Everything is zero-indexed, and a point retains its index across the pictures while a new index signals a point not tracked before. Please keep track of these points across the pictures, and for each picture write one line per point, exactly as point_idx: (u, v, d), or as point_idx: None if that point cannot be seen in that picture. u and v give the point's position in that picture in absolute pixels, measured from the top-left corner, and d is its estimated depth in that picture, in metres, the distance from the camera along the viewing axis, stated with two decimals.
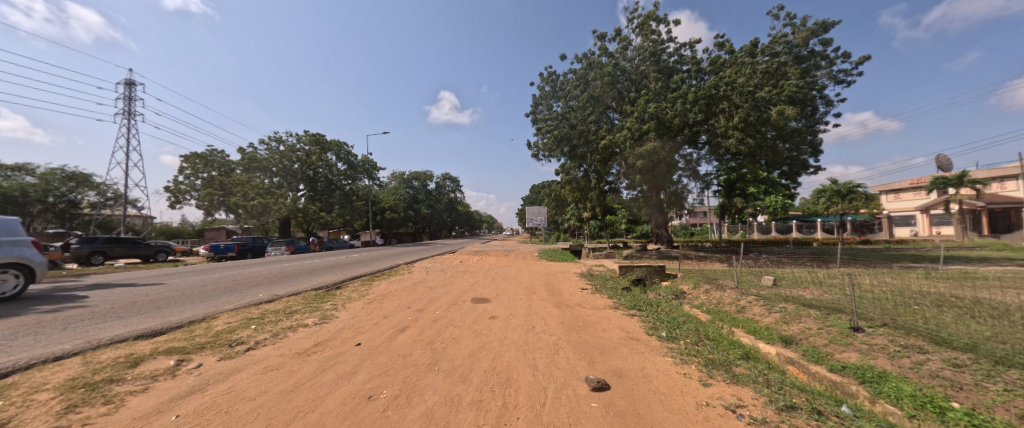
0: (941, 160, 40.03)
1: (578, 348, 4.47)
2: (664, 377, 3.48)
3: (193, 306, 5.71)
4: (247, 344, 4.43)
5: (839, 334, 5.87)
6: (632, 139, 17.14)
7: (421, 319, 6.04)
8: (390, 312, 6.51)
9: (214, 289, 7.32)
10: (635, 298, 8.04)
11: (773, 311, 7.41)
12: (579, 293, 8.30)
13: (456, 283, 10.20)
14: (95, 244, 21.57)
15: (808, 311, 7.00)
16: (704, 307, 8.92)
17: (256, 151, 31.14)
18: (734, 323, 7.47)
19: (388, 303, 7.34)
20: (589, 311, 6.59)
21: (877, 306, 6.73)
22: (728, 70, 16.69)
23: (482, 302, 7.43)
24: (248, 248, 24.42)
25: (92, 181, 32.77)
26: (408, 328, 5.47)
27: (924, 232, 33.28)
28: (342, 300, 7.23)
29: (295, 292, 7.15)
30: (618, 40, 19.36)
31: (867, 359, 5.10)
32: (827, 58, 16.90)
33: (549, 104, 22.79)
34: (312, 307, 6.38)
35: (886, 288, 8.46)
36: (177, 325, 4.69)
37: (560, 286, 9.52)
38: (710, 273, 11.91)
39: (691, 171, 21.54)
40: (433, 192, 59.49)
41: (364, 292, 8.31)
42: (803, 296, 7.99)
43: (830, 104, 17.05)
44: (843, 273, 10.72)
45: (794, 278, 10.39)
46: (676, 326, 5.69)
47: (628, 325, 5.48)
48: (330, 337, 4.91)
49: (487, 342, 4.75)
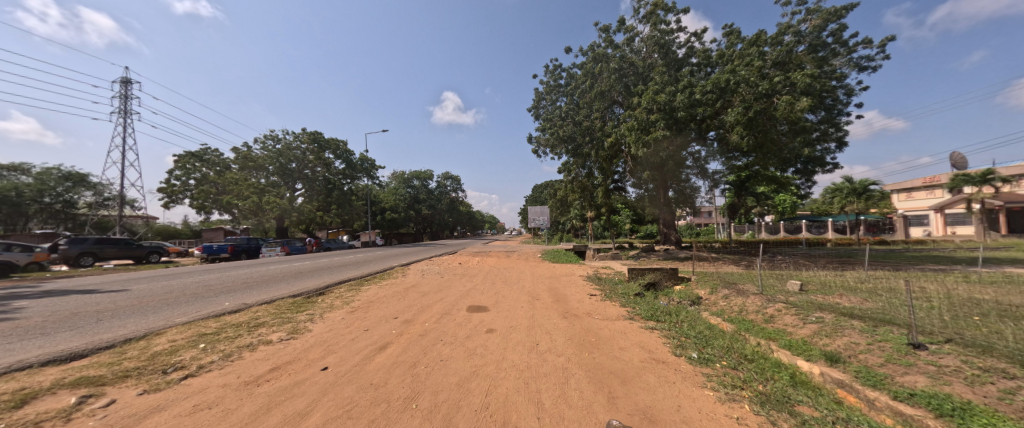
0: (956, 159, 38.81)
1: (592, 375, 3.63)
2: (710, 423, 2.66)
3: (142, 319, 4.92)
4: (185, 370, 3.60)
5: (896, 352, 5.02)
6: (639, 132, 16.20)
7: (406, 333, 5.19)
8: (372, 324, 5.68)
9: (177, 296, 6.53)
10: (651, 306, 7.15)
11: (808, 322, 6.54)
12: (588, 300, 7.46)
13: (452, 287, 9.39)
14: (85, 245, 20.92)
15: (851, 323, 6.13)
16: (726, 315, 8.08)
17: (252, 149, 30.43)
18: (763, 335, 6.59)
19: (373, 312, 6.52)
20: (599, 322, 5.74)
21: (934, 317, 5.82)
22: (741, 60, 15.70)
23: (479, 311, 6.59)
24: (242, 250, 23.76)
25: (88, 181, 32.10)
26: (390, 345, 4.64)
27: (938, 233, 32.15)
28: (321, 309, 6.41)
29: (267, 300, 6.34)
30: (624, 30, 18.53)
31: (939, 384, 4.23)
32: (847, 44, 15.78)
33: (552, 99, 21.90)
34: (283, 318, 5.57)
35: (934, 294, 7.48)
36: (107, 345, 3.88)
37: (566, 291, 8.66)
38: (728, 277, 10.96)
39: (700, 169, 20.57)
40: (434, 192, 58.75)
41: (348, 298, 7.50)
42: (840, 304, 7.12)
43: (851, 94, 16.02)
44: (877, 278, 9.76)
45: (822, 283, 9.48)
46: (707, 343, 4.83)
47: (649, 342, 4.65)
48: (295, 358, 4.08)
49: (480, 366, 3.90)
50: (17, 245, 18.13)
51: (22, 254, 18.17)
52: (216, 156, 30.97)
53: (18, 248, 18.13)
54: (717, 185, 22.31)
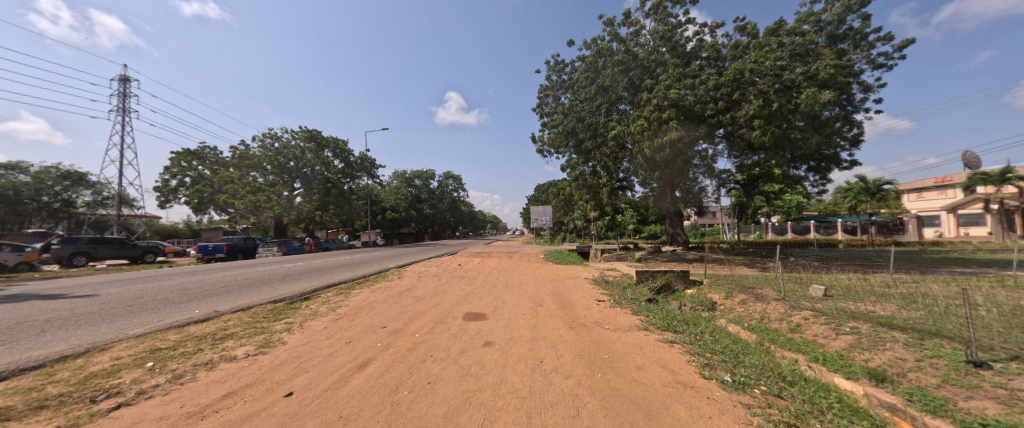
0: (969, 157, 37.88)
1: (607, 405, 3.00)
2: None
3: (95, 329, 4.35)
4: (120, 397, 3.01)
5: (953, 371, 4.36)
6: (648, 130, 15.47)
7: (392, 347, 4.58)
8: (356, 335, 5.09)
9: (146, 302, 5.94)
10: (667, 314, 6.50)
11: (841, 333, 5.90)
12: (596, 307, 6.83)
13: (450, 291, 8.79)
14: (78, 245, 20.43)
15: (892, 335, 5.49)
16: (745, 323, 7.42)
17: (249, 147, 29.93)
18: (792, 347, 5.91)
19: (360, 321, 5.91)
20: (611, 334, 5.12)
21: (991, 331, 5.13)
22: (755, 52, 14.93)
23: (477, 319, 5.99)
24: (238, 249, 23.19)
25: (87, 180, 31.67)
26: (371, 362, 4.02)
27: (951, 233, 31.31)
28: (302, 317, 5.82)
29: (243, 307, 5.75)
30: (631, 24, 17.89)
31: (1016, 412, 3.53)
32: (867, 38, 14.97)
33: (555, 96, 21.26)
34: (257, 328, 4.98)
35: (977, 302, 6.77)
36: (33, 365, 3.28)
37: (571, 296, 8.02)
38: (743, 281, 10.28)
39: (707, 168, 19.81)
40: (436, 191, 58.13)
41: (335, 304, 6.90)
42: (873, 312, 6.45)
43: (869, 91, 15.11)
44: (906, 283, 9.10)
45: (846, 287, 8.80)
46: (736, 360, 4.21)
47: (671, 359, 4.01)
48: (257, 380, 3.48)
49: (473, 392, 3.27)
50: (6, 245, 17.74)
51: (11, 254, 17.73)
52: (214, 155, 30.63)
53: (8, 247, 17.70)
54: (724, 184, 21.55)
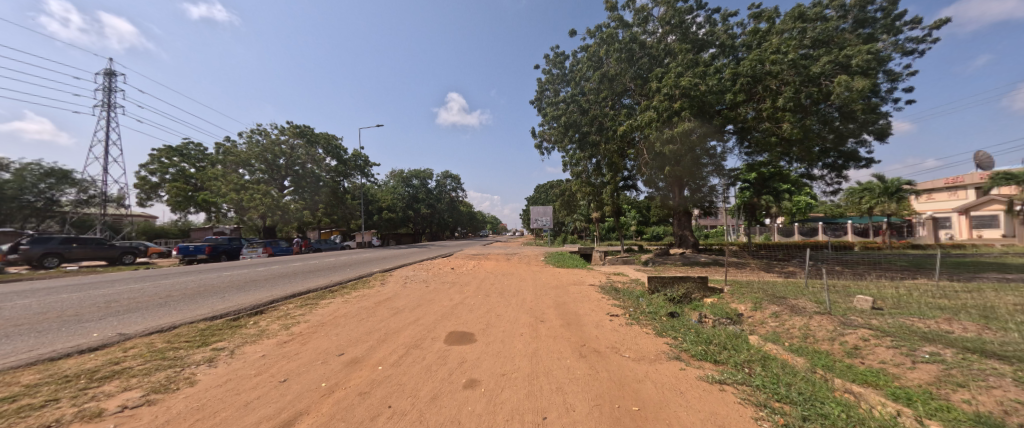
0: (980, 158, 36.87)
1: None
2: None
3: None
4: None
5: None
6: (659, 121, 14.31)
7: (340, 391, 3.32)
8: (300, 369, 3.84)
9: (41, 320, 4.68)
10: (698, 335, 5.28)
11: (922, 361, 4.65)
12: (609, 325, 5.61)
13: (436, 301, 7.54)
14: (49, 245, 19.02)
15: (993, 366, 4.27)
16: (784, 342, 6.16)
17: (236, 143, 28.71)
18: (856, 378, 4.69)
19: (314, 343, 4.69)
20: (634, 366, 3.89)
21: None
22: (774, 40, 13.80)
23: (462, 343, 4.73)
24: (222, 251, 21.98)
25: (71, 178, 30.16)
26: (297, 420, 2.77)
27: (961, 236, 30.35)
28: (238, 340, 4.57)
29: (162, 327, 4.52)
30: (638, 11, 16.75)
31: None
32: (897, 22, 13.74)
33: (556, 89, 20.08)
34: (164, 360, 3.72)
35: None
36: None
37: (577, 309, 6.84)
38: (770, 289, 9.00)
39: (717, 166, 18.61)
40: (433, 191, 56.89)
41: (290, 320, 5.65)
42: (952, 334, 5.25)
43: (897, 80, 13.93)
44: (962, 292, 7.89)
45: (894, 298, 7.58)
46: (822, 417, 2.96)
47: (730, 417, 2.81)
48: None
49: None
50: None
51: None
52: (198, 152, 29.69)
53: None
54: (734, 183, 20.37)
